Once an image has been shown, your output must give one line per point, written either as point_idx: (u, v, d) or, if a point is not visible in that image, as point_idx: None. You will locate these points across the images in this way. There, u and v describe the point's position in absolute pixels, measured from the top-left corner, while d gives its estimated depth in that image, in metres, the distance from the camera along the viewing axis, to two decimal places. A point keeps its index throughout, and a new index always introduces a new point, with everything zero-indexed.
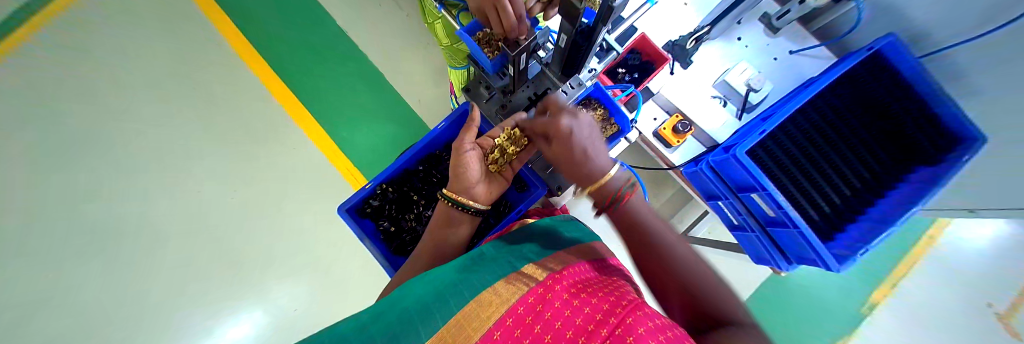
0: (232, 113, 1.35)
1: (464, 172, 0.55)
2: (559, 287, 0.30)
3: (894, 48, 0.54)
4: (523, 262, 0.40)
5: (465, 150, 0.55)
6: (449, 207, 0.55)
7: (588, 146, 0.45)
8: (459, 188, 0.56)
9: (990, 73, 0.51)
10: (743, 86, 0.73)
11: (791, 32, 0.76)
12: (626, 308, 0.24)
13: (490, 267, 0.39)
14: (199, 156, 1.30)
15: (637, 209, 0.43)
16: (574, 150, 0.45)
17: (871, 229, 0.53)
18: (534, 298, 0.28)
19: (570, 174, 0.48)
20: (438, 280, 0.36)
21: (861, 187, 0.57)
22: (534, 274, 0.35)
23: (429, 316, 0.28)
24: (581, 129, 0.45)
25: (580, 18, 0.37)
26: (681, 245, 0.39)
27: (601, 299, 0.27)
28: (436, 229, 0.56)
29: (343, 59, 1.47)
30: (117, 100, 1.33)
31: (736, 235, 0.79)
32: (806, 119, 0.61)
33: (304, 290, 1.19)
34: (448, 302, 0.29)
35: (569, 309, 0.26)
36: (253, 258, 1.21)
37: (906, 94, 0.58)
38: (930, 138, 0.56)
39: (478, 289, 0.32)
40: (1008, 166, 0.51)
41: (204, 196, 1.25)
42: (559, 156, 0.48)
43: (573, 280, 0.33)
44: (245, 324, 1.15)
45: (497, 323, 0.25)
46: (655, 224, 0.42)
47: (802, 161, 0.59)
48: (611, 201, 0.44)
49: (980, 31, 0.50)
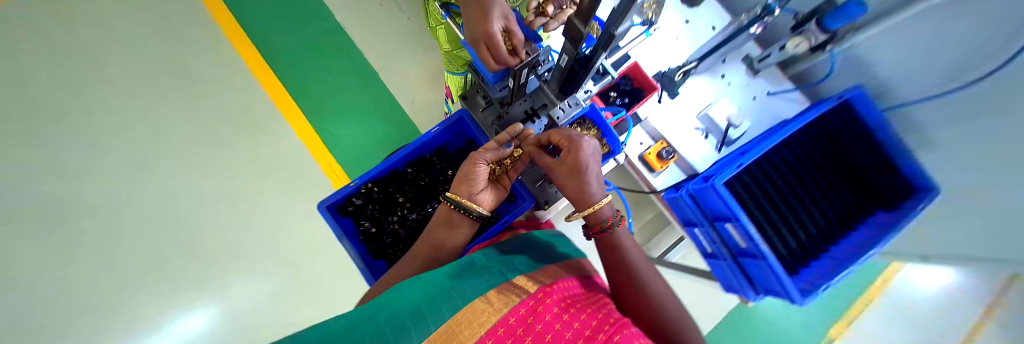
0: (210, 97, 1.29)
1: (471, 180, 0.54)
2: (550, 300, 0.30)
3: (861, 100, 0.60)
4: (515, 274, 0.40)
5: (478, 163, 0.53)
6: (451, 210, 0.55)
7: (592, 172, 0.49)
8: (463, 192, 0.55)
9: (949, 129, 0.56)
10: (723, 121, 0.80)
11: (770, 75, 0.81)
12: (615, 326, 0.25)
13: (481, 276, 0.39)
14: (164, 137, 1.20)
15: (622, 250, 0.46)
16: (584, 169, 0.48)
17: (836, 266, 0.57)
18: (524, 310, 0.28)
19: (568, 192, 0.51)
20: (426, 285, 0.35)
21: (826, 227, 0.62)
22: (525, 286, 0.35)
23: (421, 323, 0.27)
24: (593, 157, 0.49)
25: (581, 43, 0.38)
26: (660, 288, 0.40)
27: (590, 315, 0.28)
28: (434, 232, 0.55)
29: (338, 55, 1.45)
30: (71, 62, 1.19)
31: (709, 264, 0.82)
32: (779, 158, 0.65)
33: (267, 288, 1.11)
34: (437, 307, 0.29)
35: (559, 323, 0.26)
36: (209, 250, 1.09)
37: (872, 144, 0.63)
38: (890, 187, 0.61)
39: (470, 297, 0.31)
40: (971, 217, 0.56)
41: (155, 181, 1.13)
42: (562, 173, 0.50)
43: (562, 295, 0.33)
44: (195, 322, 1.02)
45: (487, 333, 0.25)
46: (636, 259, 0.44)
47: (775, 198, 0.63)
48: (604, 225, 0.47)
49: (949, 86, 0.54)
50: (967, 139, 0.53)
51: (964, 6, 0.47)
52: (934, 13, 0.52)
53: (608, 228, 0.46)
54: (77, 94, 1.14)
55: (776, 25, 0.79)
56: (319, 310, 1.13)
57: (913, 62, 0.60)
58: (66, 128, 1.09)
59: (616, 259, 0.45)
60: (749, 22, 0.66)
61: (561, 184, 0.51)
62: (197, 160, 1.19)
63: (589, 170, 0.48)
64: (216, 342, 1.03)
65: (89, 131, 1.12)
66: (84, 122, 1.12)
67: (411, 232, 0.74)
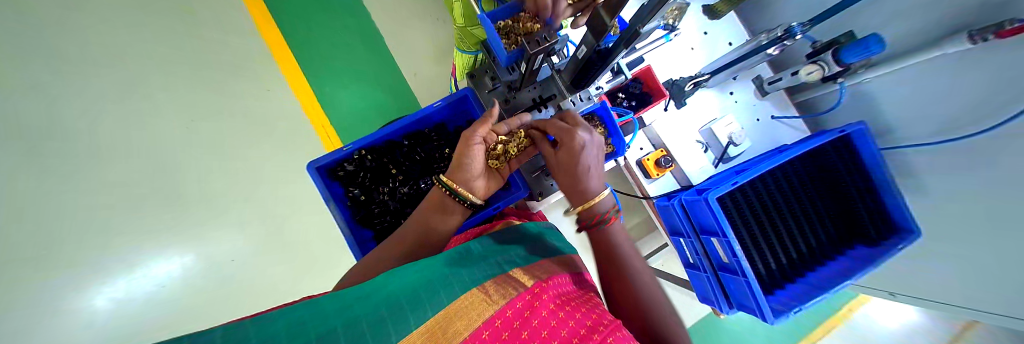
0: (203, 38, 1.23)
1: (467, 165, 0.53)
2: (546, 296, 0.32)
3: (861, 135, 0.60)
4: (511, 265, 0.41)
5: (474, 143, 0.51)
6: (444, 194, 0.54)
7: (589, 166, 0.47)
8: (459, 178, 0.54)
9: (935, 175, 0.58)
10: (726, 138, 0.78)
11: (777, 99, 0.82)
12: (608, 328, 0.27)
13: (478, 264, 0.40)
14: (143, 69, 1.12)
15: (614, 241, 0.47)
16: (578, 165, 0.46)
17: (806, 292, 0.60)
18: (521, 304, 0.30)
19: (564, 186, 0.50)
20: (426, 270, 0.36)
21: (807, 252, 0.64)
22: (522, 278, 0.36)
23: (420, 306, 0.28)
24: (592, 147, 0.46)
25: (604, 36, 0.37)
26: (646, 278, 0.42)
27: (584, 315, 0.30)
28: (427, 214, 0.54)
29: (344, 14, 1.40)
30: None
31: (688, 273, 0.84)
32: (774, 180, 0.65)
33: (241, 240, 1.06)
34: (437, 293, 0.30)
35: (555, 320, 0.28)
36: (191, 196, 1.04)
37: (864, 179, 0.64)
38: (874, 224, 0.63)
39: (469, 286, 0.33)
40: (943, 265, 0.59)
41: (120, 113, 1.03)
42: (558, 166, 0.49)
43: (558, 291, 0.34)
44: (168, 269, 0.95)
45: (486, 323, 0.27)
46: (625, 250, 0.46)
47: (763, 220, 0.64)
48: (595, 221, 0.47)
49: (949, 135, 0.55)
50: (955, 191, 0.55)
51: (977, 60, 0.48)
52: (950, 62, 0.52)
53: (603, 221, 0.47)
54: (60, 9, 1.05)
55: (790, 52, 0.81)
56: (297, 272, 1.12)
57: (915, 108, 0.61)
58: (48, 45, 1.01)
59: (606, 248, 0.46)
60: (766, 42, 0.63)
61: (559, 178, 0.50)
62: (181, 101, 1.13)
63: (584, 165, 0.47)
64: (191, 291, 0.96)
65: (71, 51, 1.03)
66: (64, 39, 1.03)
67: (401, 205, 0.73)
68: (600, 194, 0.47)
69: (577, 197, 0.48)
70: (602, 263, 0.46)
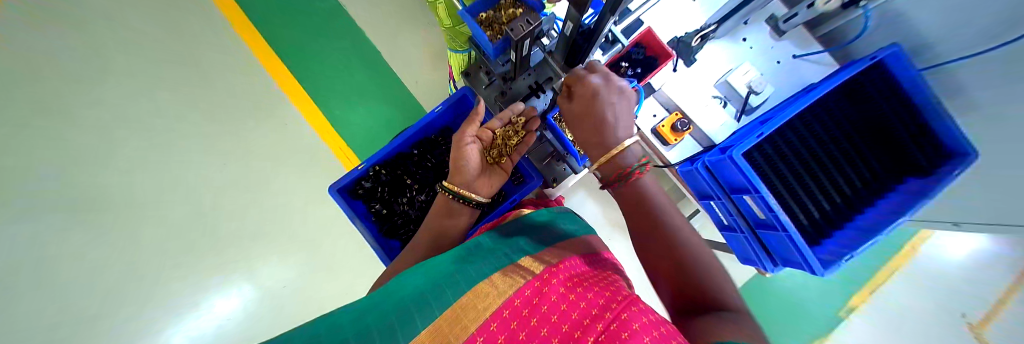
0: (222, 85, 1.31)
1: (463, 166, 0.54)
2: (556, 281, 0.32)
3: (897, 58, 0.54)
4: (520, 255, 0.41)
5: (465, 143, 0.54)
6: (449, 199, 0.55)
7: (609, 113, 0.46)
8: (459, 181, 0.55)
9: (991, 88, 0.50)
10: (745, 87, 0.74)
11: (796, 36, 0.75)
12: (620, 304, 0.26)
13: (487, 258, 0.40)
14: (183, 126, 1.25)
15: (643, 196, 0.45)
16: (599, 113, 0.46)
17: (857, 237, 0.55)
18: (529, 292, 0.29)
19: (584, 139, 0.50)
20: (434, 272, 0.37)
21: (851, 194, 0.59)
22: (530, 267, 0.36)
23: (427, 308, 0.28)
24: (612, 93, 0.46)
25: (586, 7, 0.35)
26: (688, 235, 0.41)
27: (596, 294, 0.29)
28: (437, 219, 0.55)
29: (341, 34, 1.42)
30: (100, 63, 1.26)
31: (725, 236, 0.80)
32: (804, 125, 0.61)
33: (293, 266, 1.18)
34: (444, 292, 0.30)
35: (564, 303, 0.28)
36: (240, 234, 1.18)
37: (906, 105, 0.58)
38: (921, 149, 0.57)
39: (476, 281, 0.33)
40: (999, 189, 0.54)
41: (187, 169, 1.21)
42: (578, 120, 0.49)
43: (568, 274, 0.34)
44: (231, 300, 1.13)
45: (493, 314, 0.26)
46: (659, 205, 0.45)
47: (799, 169, 0.60)
48: (621, 173, 0.45)
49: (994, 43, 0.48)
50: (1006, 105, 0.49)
51: None
52: None
53: (630, 173, 0.45)
54: (126, 91, 1.25)
55: None
56: (340, 288, 1.18)
57: (954, 17, 0.53)
58: (121, 125, 1.22)
59: (637, 205, 0.45)
60: None
61: (578, 130, 0.50)
62: (215, 149, 1.24)
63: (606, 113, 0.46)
64: (252, 316, 1.13)
65: (137, 126, 1.23)
66: (126, 120, 1.22)
67: (421, 212, 0.75)
68: (623, 142, 0.45)
69: (597, 151, 0.48)
70: (633, 214, 0.46)
